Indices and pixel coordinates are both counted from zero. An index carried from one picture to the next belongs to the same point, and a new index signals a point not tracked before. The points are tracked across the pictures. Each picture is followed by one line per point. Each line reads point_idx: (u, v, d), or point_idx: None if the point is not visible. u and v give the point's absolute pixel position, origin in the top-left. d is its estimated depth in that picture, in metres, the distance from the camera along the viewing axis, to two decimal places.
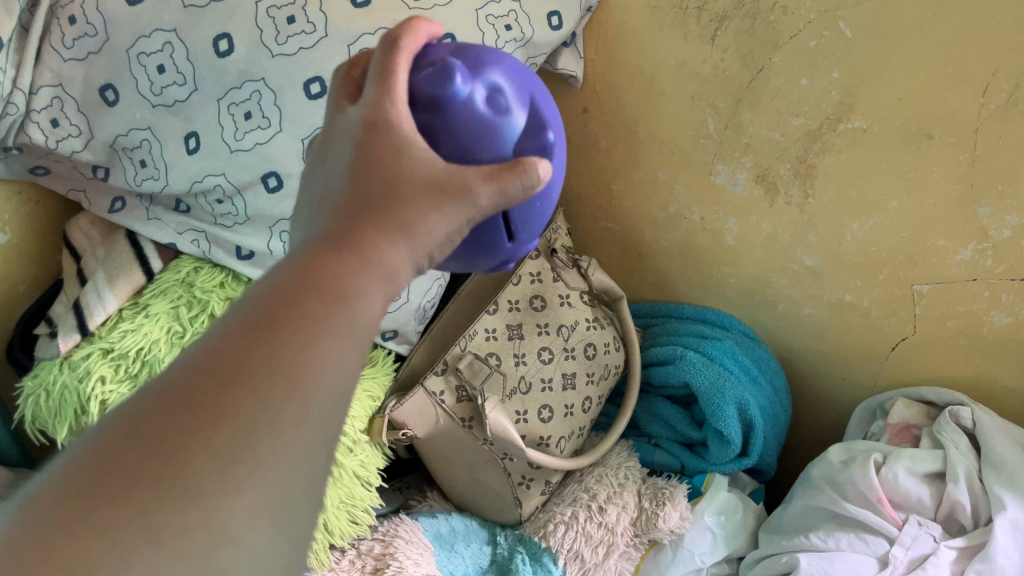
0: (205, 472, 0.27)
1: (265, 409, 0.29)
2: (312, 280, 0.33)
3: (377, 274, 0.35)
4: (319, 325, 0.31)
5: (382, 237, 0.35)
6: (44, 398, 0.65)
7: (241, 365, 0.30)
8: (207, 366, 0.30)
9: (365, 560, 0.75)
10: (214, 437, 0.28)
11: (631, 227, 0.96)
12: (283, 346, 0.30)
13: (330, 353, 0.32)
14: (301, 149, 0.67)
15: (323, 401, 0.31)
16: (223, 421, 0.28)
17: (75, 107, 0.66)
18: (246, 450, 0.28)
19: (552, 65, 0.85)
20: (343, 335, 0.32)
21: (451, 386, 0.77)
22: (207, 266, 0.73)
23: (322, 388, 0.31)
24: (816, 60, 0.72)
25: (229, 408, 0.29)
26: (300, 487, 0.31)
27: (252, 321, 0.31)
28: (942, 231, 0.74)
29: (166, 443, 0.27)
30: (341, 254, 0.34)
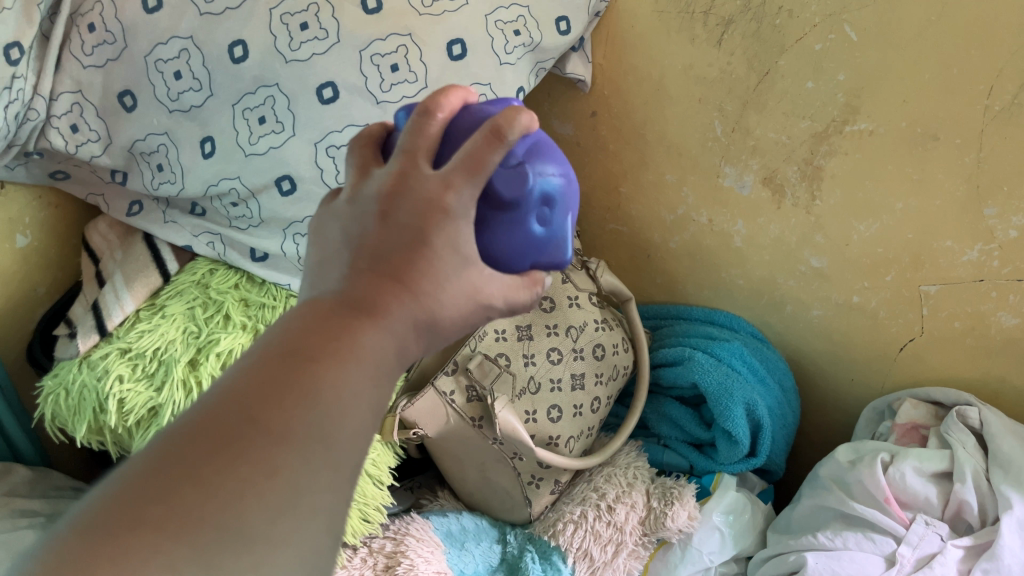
0: (256, 520, 0.30)
1: (308, 464, 0.31)
2: (350, 342, 0.35)
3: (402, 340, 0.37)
4: (335, 370, 0.34)
5: (416, 305, 0.38)
6: (63, 397, 0.67)
7: (262, 404, 0.32)
8: (256, 414, 0.31)
9: (377, 558, 0.76)
10: (265, 488, 0.30)
11: (640, 229, 0.97)
12: (302, 386, 0.32)
13: (360, 416, 0.34)
14: (315, 153, 0.69)
15: (352, 456, 0.34)
16: (273, 473, 0.30)
17: (95, 113, 0.68)
18: (269, 483, 0.30)
19: (561, 69, 0.86)
20: (363, 383, 0.34)
21: (461, 386, 0.78)
22: (222, 268, 0.74)
23: (352, 447, 0.34)
24: (821, 63, 0.73)
25: (278, 462, 0.31)
26: (320, 491, 0.32)
27: (296, 373, 0.33)
28: (949, 232, 0.74)
29: (223, 487, 0.29)
30: (377, 318, 0.36)
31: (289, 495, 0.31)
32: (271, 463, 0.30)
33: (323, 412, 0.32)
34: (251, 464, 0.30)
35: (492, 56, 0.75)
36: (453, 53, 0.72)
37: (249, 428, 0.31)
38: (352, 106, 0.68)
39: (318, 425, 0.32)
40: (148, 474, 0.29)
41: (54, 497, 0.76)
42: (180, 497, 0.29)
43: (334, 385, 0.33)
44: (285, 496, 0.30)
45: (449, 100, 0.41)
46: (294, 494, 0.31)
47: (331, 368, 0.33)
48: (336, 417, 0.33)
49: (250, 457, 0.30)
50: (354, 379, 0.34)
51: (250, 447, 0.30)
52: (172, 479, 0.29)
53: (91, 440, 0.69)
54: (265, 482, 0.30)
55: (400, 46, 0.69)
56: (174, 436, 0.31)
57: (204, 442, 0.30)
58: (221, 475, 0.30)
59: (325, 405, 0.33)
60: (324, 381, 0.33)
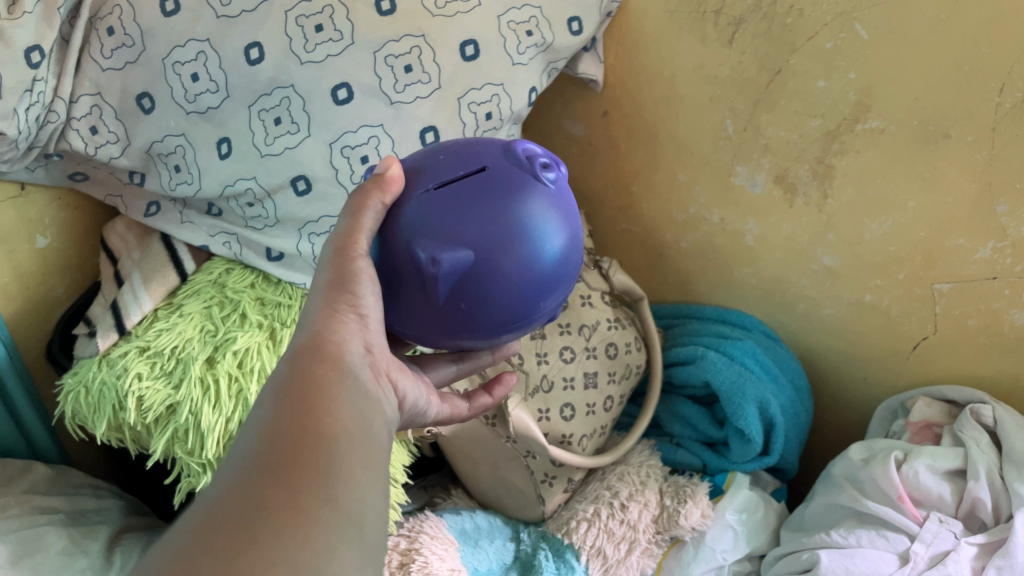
0: (216, 554, 0.28)
1: (254, 494, 0.31)
2: (267, 402, 0.36)
3: (318, 367, 0.38)
4: (278, 417, 0.34)
5: (312, 339, 0.39)
6: (84, 394, 0.68)
7: (239, 467, 0.32)
8: (203, 494, 0.31)
9: (392, 556, 0.76)
10: (218, 530, 0.29)
11: (652, 229, 0.97)
12: (262, 436, 0.34)
13: (299, 435, 0.34)
14: (330, 153, 0.69)
15: (309, 470, 0.32)
16: (222, 517, 0.30)
17: (113, 114, 0.69)
18: (247, 523, 0.29)
19: (573, 70, 0.87)
20: (293, 415, 0.35)
21: (475, 385, 0.78)
22: (238, 268, 0.75)
23: (304, 463, 0.33)
24: (832, 62, 0.73)
25: (224, 508, 0.30)
26: (281, 505, 0.30)
27: (232, 456, 0.33)
28: (961, 230, 0.74)
29: (179, 551, 0.28)
30: (286, 372, 0.37)
31: (244, 522, 0.29)
32: (264, 495, 0.31)
33: (293, 443, 0.33)
34: (243, 504, 0.30)
35: (504, 57, 0.75)
36: (465, 54, 0.73)
37: (235, 484, 0.31)
38: (366, 107, 0.69)
39: (298, 452, 0.33)
40: (156, 558, 0.29)
41: (74, 495, 0.78)
42: (189, 554, 0.28)
43: (294, 421, 0.34)
44: (285, 522, 0.30)
45: None
46: (296, 517, 0.30)
47: (281, 410, 0.35)
48: (312, 441, 0.34)
49: (245, 501, 0.30)
50: (316, 414, 0.35)
51: (240, 496, 0.31)
52: (177, 548, 0.29)
53: (111, 438, 0.70)
54: (267, 511, 0.30)
55: (413, 47, 0.70)
56: (168, 529, 0.30)
57: (194, 515, 0.30)
58: (224, 524, 0.29)
59: (257, 450, 0.33)
60: (288, 422, 0.34)
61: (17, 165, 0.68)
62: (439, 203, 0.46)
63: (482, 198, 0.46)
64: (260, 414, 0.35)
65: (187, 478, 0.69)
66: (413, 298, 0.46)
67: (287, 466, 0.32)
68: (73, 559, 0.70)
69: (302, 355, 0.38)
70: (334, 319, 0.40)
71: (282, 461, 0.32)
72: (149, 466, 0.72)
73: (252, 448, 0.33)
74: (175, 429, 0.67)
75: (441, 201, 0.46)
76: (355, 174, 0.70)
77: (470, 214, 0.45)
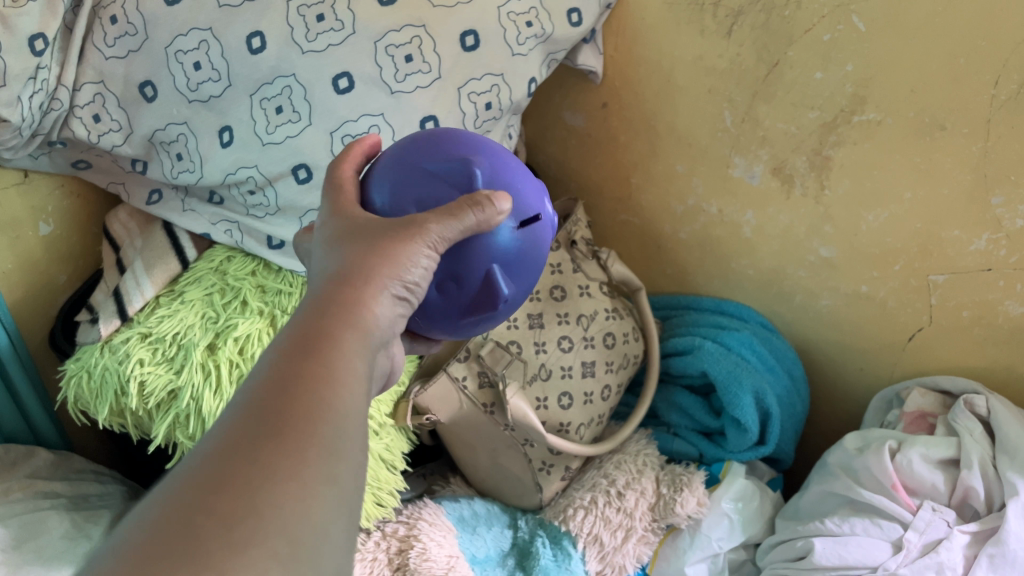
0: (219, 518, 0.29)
1: (267, 457, 0.31)
2: (295, 348, 0.36)
3: (355, 328, 0.38)
4: (309, 373, 0.35)
5: (357, 297, 0.39)
6: (86, 379, 0.69)
7: (258, 416, 0.33)
8: (218, 441, 0.32)
9: (390, 542, 0.78)
10: (221, 490, 0.30)
11: (650, 220, 0.98)
12: (288, 390, 0.34)
13: (323, 400, 0.34)
14: (330, 141, 0.70)
15: (324, 441, 0.33)
16: (229, 477, 0.30)
17: (116, 103, 0.69)
18: (253, 489, 0.30)
19: (573, 61, 0.87)
20: (324, 378, 0.35)
21: (473, 373, 0.79)
22: (239, 256, 0.75)
23: (321, 430, 0.33)
24: (830, 54, 0.74)
25: (236, 465, 0.31)
26: (292, 475, 0.31)
27: (251, 401, 0.34)
28: (956, 222, 0.75)
29: (188, 507, 0.29)
30: (324, 318, 0.38)
31: (252, 486, 0.30)
32: (278, 458, 0.31)
33: (314, 408, 0.34)
34: (252, 466, 0.31)
35: (504, 48, 0.76)
36: (465, 45, 0.74)
37: (243, 443, 0.32)
38: (367, 96, 0.70)
39: (312, 418, 0.33)
40: (156, 506, 0.30)
41: (76, 480, 0.79)
42: (193, 511, 0.29)
43: (314, 389, 0.34)
44: (285, 495, 0.31)
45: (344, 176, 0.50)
46: (296, 495, 0.31)
47: (314, 368, 0.35)
48: (327, 412, 0.34)
49: (254, 467, 0.31)
50: (336, 385, 0.35)
51: (246, 457, 0.31)
52: (179, 500, 0.30)
53: (113, 423, 0.71)
54: (275, 478, 0.31)
55: (414, 37, 0.71)
56: (182, 465, 0.31)
57: (198, 465, 0.31)
58: (233, 481, 0.30)
59: (279, 405, 0.33)
60: (309, 389, 0.34)
61: (20, 153, 0.69)
62: (511, 246, 0.52)
63: (533, 253, 0.54)
64: (280, 370, 0.35)
65: None
66: (435, 304, 0.52)
67: (305, 432, 0.33)
68: (75, 542, 0.71)
69: (337, 316, 0.38)
70: (379, 281, 0.40)
71: (297, 424, 0.33)
72: (150, 451, 0.72)
73: (264, 404, 0.33)
74: (177, 414, 0.68)
75: (511, 244, 0.52)
76: None
77: (523, 264, 0.54)
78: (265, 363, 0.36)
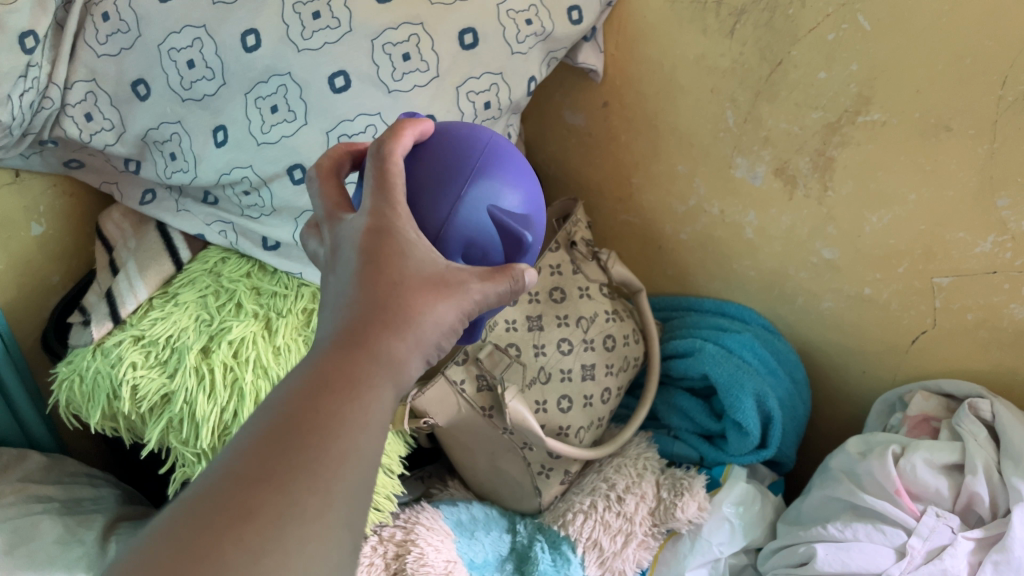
0: (237, 567, 0.28)
1: (289, 503, 0.30)
2: (328, 382, 0.34)
3: (386, 369, 0.36)
4: (340, 418, 0.33)
5: (393, 334, 0.37)
6: (78, 383, 0.68)
7: (281, 452, 0.31)
8: (237, 470, 0.31)
9: (387, 546, 0.78)
10: (243, 532, 0.29)
11: (651, 220, 0.97)
12: (316, 430, 0.32)
13: (350, 447, 0.33)
14: (326, 142, 0.69)
15: (343, 489, 0.32)
16: (249, 516, 0.29)
17: (109, 101, 0.68)
18: (274, 536, 0.29)
19: (573, 60, 0.86)
20: (355, 424, 0.33)
21: (472, 375, 0.78)
22: (234, 257, 0.74)
23: (342, 478, 0.32)
24: (834, 53, 0.73)
25: (257, 506, 0.30)
26: (312, 525, 0.30)
27: (275, 430, 0.32)
28: (961, 224, 0.74)
29: (205, 547, 0.28)
30: (359, 356, 0.35)
31: (272, 533, 0.29)
32: (299, 505, 0.30)
33: (339, 453, 0.32)
34: (272, 510, 0.30)
35: (503, 46, 0.75)
36: (464, 43, 0.72)
37: (265, 476, 0.31)
38: (364, 95, 0.68)
39: (336, 465, 0.32)
40: (172, 538, 0.29)
41: (69, 484, 0.78)
42: (214, 552, 0.28)
43: (343, 429, 0.33)
44: (306, 543, 0.30)
45: (398, 143, 0.44)
46: (315, 542, 0.30)
47: (347, 414, 0.33)
48: (352, 459, 0.33)
49: (277, 509, 0.30)
50: (368, 429, 0.34)
51: (267, 495, 0.30)
52: (199, 536, 0.29)
53: (105, 427, 0.70)
54: (293, 526, 0.30)
55: (412, 35, 0.69)
56: (197, 492, 0.30)
57: (219, 495, 0.30)
58: (253, 523, 0.29)
59: (306, 445, 0.32)
60: (340, 430, 0.33)
61: (11, 152, 0.68)
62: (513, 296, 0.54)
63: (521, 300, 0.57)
64: (308, 399, 0.33)
65: (183, 467, 0.69)
66: None
67: (329, 480, 0.32)
68: (69, 547, 0.70)
69: (371, 350, 0.36)
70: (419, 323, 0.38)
71: (320, 469, 0.31)
72: (143, 455, 0.71)
73: (294, 437, 0.32)
74: (170, 419, 0.67)
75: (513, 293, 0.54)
76: None
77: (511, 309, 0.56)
78: (291, 385, 0.34)
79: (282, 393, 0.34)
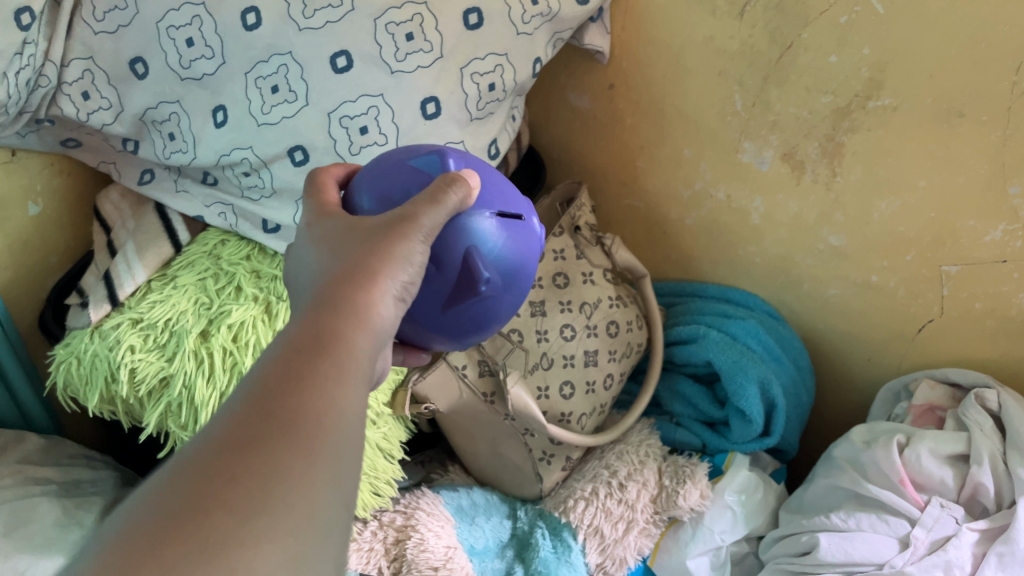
0: (226, 524, 0.27)
1: (273, 459, 0.29)
2: (300, 344, 0.34)
3: (357, 325, 0.36)
4: (315, 374, 0.33)
5: (356, 295, 0.37)
6: (75, 365, 0.67)
7: (261, 412, 0.31)
8: (220, 435, 0.30)
9: (387, 531, 0.78)
10: (230, 491, 0.28)
11: (656, 205, 0.96)
12: (292, 387, 0.32)
13: (328, 400, 0.33)
14: (328, 123, 0.67)
15: (329, 442, 0.32)
16: (234, 476, 0.28)
17: (106, 80, 0.67)
18: (262, 490, 0.29)
19: (579, 41, 0.85)
20: (330, 378, 0.33)
21: (474, 361, 0.78)
22: (233, 239, 0.73)
23: (326, 431, 0.32)
24: (846, 37, 0.71)
25: (242, 466, 0.29)
26: (301, 478, 0.30)
27: (256, 394, 0.32)
28: (971, 212, 0.73)
29: (191, 507, 0.27)
30: (328, 317, 0.36)
31: (261, 490, 0.28)
32: (283, 459, 0.30)
33: (319, 406, 0.32)
34: (257, 468, 0.29)
35: (509, 26, 0.73)
36: (469, 23, 0.71)
37: (248, 437, 0.30)
38: (367, 75, 0.67)
39: (318, 420, 0.32)
40: (160, 495, 0.28)
41: (68, 466, 0.77)
42: (201, 509, 0.27)
43: (322, 387, 0.33)
44: (296, 497, 0.29)
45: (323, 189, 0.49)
46: (305, 495, 0.30)
47: (318, 369, 0.33)
48: (333, 412, 0.32)
49: (263, 459, 0.29)
50: (344, 382, 0.34)
51: (252, 454, 0.29)
52: (186, 495, 0.28)
53: (104, 411, 0.69)
54: (280, 482, 0.29)
55: (416, 15, 0.68)
56: (180, 460, 0.29)
57: (202, 459, 0.29)
58: (239, 482, 0.28)
59: (286, 402, 0.32)
60: (317, 384, 0.33)
61: (7, 130, 0.66)
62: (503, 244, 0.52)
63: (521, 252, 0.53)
64: (286, 362, 0.33)
65: None
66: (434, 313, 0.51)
67: (313, 434, 0.31)
68: (67, 531, 0.69)
69: (337, 316, 0.36)
70: (379, 282, 0.39)
71: (301, 424, 0.31)
72: (142, 440, 0.70)
73: (274, 396, 0.32)
74: (169, 402, 0.66)
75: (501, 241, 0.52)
76: (354, 145, 0.68)
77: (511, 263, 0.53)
78: (268, 354, 0.34)
79: (258, 363, 0.34)
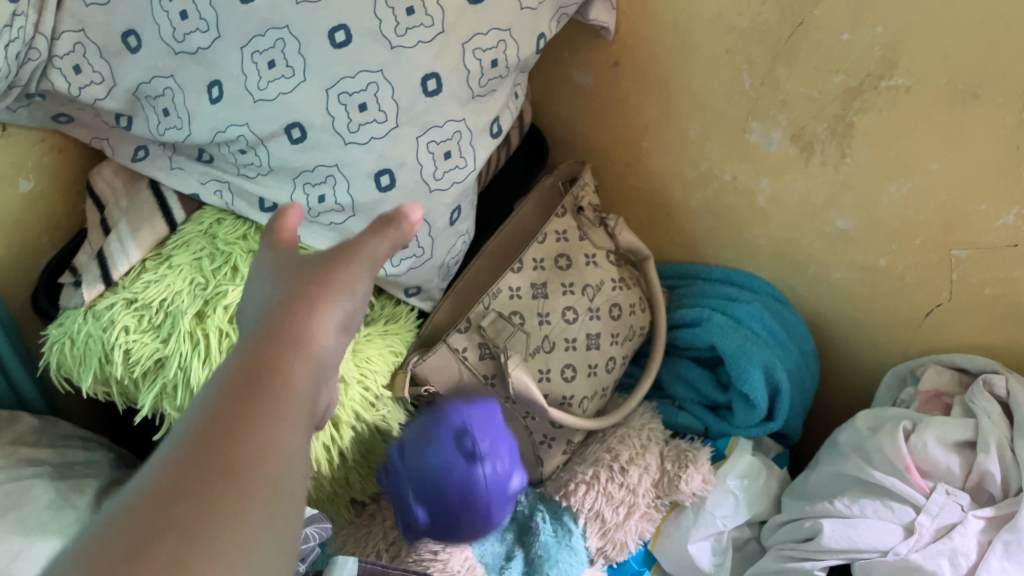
0: None
1: (202, 522, 0.26)
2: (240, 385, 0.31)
3: (301, 355, 0.33)
4: (251, 417, 0.30)
5: (300, 328, 0.34)
6: (68, 346, 0.66)
7: (184, 473, 0.28)
8: (144, 497, 0.27)
9: (385, 514, 0.79)
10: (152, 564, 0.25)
11: (660, 185, 0.94)
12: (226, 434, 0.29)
13: (266, 440, 0.29)
14: (325, 99, 0.65)
15: (268, 492, 0.29)
16: (157, 547, 0.25)
17: (98, 53, 0.65)
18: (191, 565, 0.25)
19: (584, 17, 0.83)
20: (270, 422, 0.30)
21: (474, 343, 0.77)
22: (230, 218, 0.72)
23: (265, 480, 0.29)
24: (860, 14, 0.69)
25: (165, 538, 0.26)
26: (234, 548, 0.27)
27: (186, 447, 0.29)
28: (984, 195, 0.72)
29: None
30: (270, 353, 0.32)
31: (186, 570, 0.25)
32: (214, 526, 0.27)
33: (256, 455, 0.29)
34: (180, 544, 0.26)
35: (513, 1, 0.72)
36: None
37: (177, 494, 0.27)
38: (365, 51, 0.65)
39: (255, 474, 0.28)
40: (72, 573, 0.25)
41: (63, 447, 0.76)
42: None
43: (260, 427, 0.30)
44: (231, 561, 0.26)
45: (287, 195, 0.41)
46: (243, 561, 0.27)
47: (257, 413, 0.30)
48: (270, 456, 0.29)
49: (195, 527, 0.26)
50: (285, 418, 0.31)
51: (180, 517, 0.26)
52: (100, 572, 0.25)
53: (97, 392, 0.68)
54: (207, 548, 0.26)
55: None
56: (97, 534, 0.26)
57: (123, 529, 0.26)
58: (160, 553, 0.25)
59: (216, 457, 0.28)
60: (252, 429, 0.30)
61: None
62: None
63: None
64: (220, 404, 0.30)
65: None
66: None
67: (243, 488, 0.28)
68: (61, 513, 0.68)
69: (277, 349, 0.33)
70: (324, 310, 0.35)
71: (234, 479, 0.28)
72: (136, 422, 0.69)
73: (207, 451, 0.28)
74: (164, 384, 0.65)
75: None
76: (352, 122, 0.66)
77: None
78: (202, 396, 0.31)
79: (192, 406, 0.31)
